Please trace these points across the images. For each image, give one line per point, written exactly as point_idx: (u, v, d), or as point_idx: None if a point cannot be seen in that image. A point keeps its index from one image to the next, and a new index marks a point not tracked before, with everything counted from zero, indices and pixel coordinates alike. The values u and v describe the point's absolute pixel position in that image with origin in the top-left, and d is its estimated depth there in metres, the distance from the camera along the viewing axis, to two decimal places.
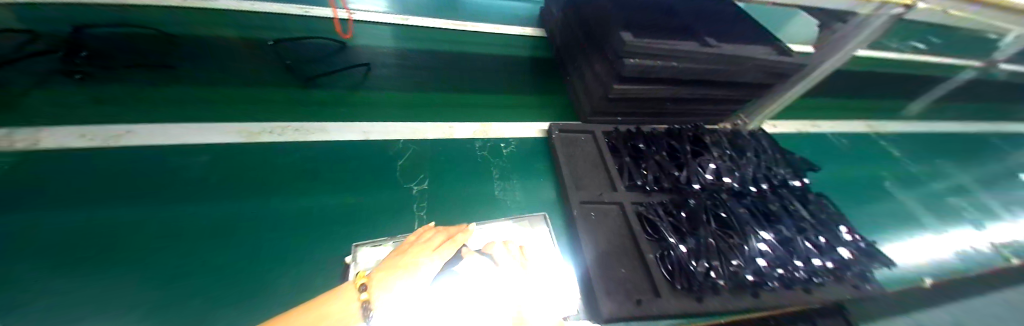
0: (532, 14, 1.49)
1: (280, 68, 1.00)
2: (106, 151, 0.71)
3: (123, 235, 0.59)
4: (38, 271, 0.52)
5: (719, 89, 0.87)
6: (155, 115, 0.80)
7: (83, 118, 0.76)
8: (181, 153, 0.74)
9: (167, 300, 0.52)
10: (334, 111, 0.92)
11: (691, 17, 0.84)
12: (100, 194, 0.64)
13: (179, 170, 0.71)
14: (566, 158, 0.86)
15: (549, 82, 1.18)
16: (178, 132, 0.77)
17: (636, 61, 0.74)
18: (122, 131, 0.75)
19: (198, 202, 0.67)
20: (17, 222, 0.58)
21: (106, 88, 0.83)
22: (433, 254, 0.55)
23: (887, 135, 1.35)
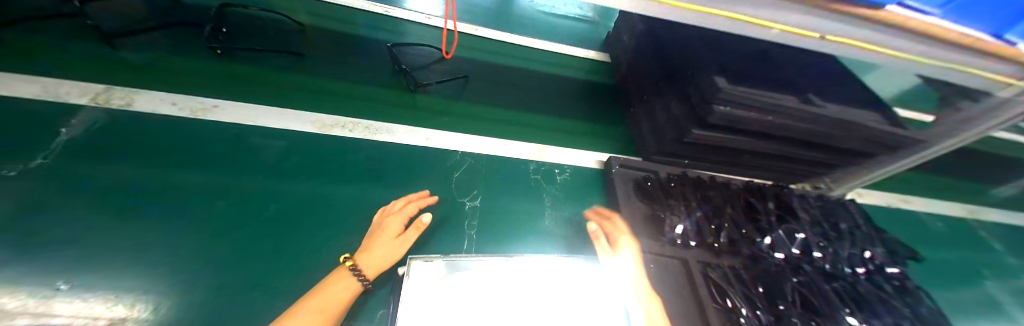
0: (596, 37, 1.46)
1: (351, 62, 1.02)
2: (193, 122, 0.76)
3: (201, 210, 0.63)
4: (127, 232, 0.57)
5: (808, 151, 0.81)
6: (237, 93, 0.84)
7: (175, 87, 0.81)
8: (260, 135, 0.78)
9: (226, 286, 0.54)
10: (395, 112, 0.92)
11: (787, 70, 0.79)
12: (185, 163, 0.69)
13: (257, 152, 0.74)
14: (629, 197, 0.81)
15: (609, 111, 1.14)
16: (259, 113, 0.81)
17: (726, 110, 0.69)
18: (210, 105, 0.79)
19: (268, 187, 0.69)
20: (113, 179, 0.63)
21: (232, 67, 0.89)
22: (396, 215, 0.63)
23: (986, 224, 1.19)
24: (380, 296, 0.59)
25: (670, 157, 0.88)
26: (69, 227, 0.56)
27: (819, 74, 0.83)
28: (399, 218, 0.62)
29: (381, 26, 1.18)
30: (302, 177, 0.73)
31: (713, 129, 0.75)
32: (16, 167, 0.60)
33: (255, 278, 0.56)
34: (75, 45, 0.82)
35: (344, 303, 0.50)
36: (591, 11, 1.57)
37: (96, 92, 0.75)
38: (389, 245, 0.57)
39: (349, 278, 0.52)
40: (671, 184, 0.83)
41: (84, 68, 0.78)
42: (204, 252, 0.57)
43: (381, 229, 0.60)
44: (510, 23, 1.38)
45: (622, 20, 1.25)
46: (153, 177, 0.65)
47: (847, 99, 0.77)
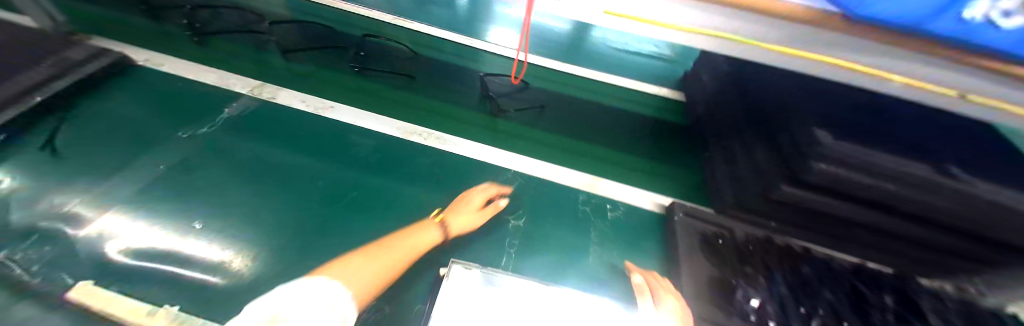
0: (673, 75, 1.39)
1: (436, 79, 1.15)
2: (311, 115, 0.94)
3: (295, 185, 0.75)
4: (243, 194, 0.71)
5: (955, 239, 0.62)
6: (348, 97, 1.02)
7: (307, 89, 1.02)
8: (354, 132, 0.92)
9: (294, 254, 0.63)
10: (462, 127, 1.01)
11: (920, 134, 0.65)
12: (295, 146, 0.85)
13: (347, 146, 0.88)
14: (692, 250, 0.72)
15: (678, 152, 1.05)
16: (358, 115, 0.97)
17: (829, 169, 0.58)
18: (330, 105, 0.98)
19: (348, 175, 0.80)
20: (246, 152, 0.81)
21: (347, 77, 1.08)
22: (478, 193, 0.78)
23: None
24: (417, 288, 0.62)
25: (750, 216, 0.76)
26: (210, 183, 0.72)
27: (967, 145, 0.66)
28: (482, 196, 0.77)
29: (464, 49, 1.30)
30: (377, 170, 0.83)
31: (811, 191, 0.63)
32: (196, 133, 0.82)
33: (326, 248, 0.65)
34: (249, 51, 1.10)
35: (425, 247, 0.66)
36: (669, 49, 1.51)
37: (254, 86, 0.99)
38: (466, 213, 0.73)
39: (433, 228, 0.69)
40: (748, 248, 0.71)
41: (253, 70, 1.04)
42: (286, 220, 0.68)
43: (466, 201, 0.76)
44: (582, 57, 1.41)
45: (704, 59, 1.18)
46: (273, 154, 0.82)
47: (1017, 180, 0.59)
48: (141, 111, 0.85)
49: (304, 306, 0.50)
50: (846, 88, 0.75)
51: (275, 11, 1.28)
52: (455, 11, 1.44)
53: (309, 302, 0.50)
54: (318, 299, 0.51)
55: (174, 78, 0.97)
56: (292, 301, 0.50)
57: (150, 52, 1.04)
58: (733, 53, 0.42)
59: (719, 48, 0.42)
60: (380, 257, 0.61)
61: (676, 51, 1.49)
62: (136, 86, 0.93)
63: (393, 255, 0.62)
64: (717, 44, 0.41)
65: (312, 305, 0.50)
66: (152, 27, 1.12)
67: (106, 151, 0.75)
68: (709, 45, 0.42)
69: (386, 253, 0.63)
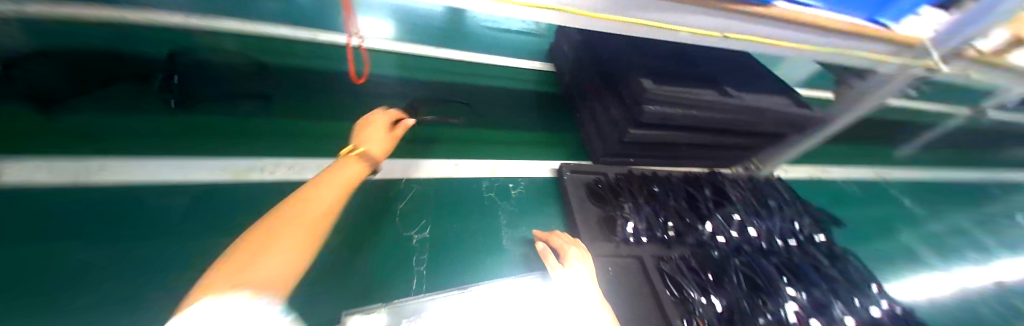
0: (540, 48, 1.49)
1: (279, 93, 0.92)
2: (64, 189, 0.60)
3: (68, 294, 0.49)
4: None
5: (734, 137, 0.87)
6: (133, 144, 0.69)
7: (34, 143, 0.63)
8: (158, 194, 0.64)
9: None
10: (333, 146, 0.85)
11: (710, 66, 0.85)
12: (50, 242, 0.54)
13: (152, 213, 0.61)
14: (579, 202, 0.82)
15: (559, 119, 1.15)
16: (159, 167, 0.68)
17: (657, 109, 0.72)
18: (90, 164, 0.64)
19: (177, 251, 0.57)
20: None
21: (121, 114, 0.73)
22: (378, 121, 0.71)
23: (890, 180, 1.39)
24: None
25: (617, 159, 0.91)
26: None
27: (743, 66, 0.89)
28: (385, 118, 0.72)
29: (311, 52, 1.08)
30: (211, 230, 0.62)
31: (649, 128, 0.78)
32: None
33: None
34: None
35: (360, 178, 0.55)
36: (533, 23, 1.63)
37: None
38: (377, 140, 0.66)
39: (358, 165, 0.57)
40: (620, 184, 0.85)
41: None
42: None
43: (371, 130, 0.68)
44: (452, 40, 1.36)
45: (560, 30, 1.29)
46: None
47: (765, 87, 0.83)
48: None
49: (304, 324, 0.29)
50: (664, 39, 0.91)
51: None
52: (288, 12, 1.21)
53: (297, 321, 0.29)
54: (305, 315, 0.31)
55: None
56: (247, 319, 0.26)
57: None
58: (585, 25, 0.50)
59: (572, 23, 0.49)
60: (283, 238, 0.38)
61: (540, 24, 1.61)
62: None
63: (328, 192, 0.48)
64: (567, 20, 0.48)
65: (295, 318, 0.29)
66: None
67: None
68: (567, 23, 0.49)
69: (287, 229, 0.39)
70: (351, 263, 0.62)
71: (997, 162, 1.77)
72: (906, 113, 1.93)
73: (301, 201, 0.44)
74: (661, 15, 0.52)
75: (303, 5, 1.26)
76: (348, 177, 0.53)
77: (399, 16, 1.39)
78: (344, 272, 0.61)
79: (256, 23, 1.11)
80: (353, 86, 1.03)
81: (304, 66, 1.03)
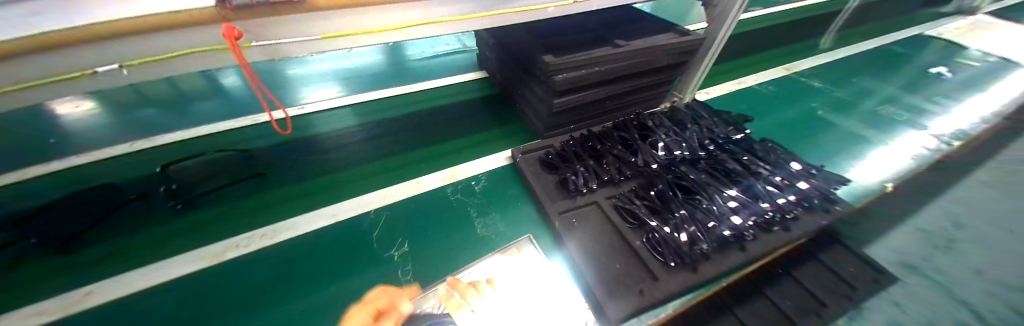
0: (471, 61, 1.62)
1: (235, 175, 0.98)
2: (68, 320, 0.66)
3: None
4: None
5: (644, 78, 0.99)
6: (118, 264, 0.75)
7: (34, 292, 0.70)
8: (150, 297, 0.70)
9: None
10: (302, 203, 0.91)
11: (601, 27, 0.99)
12: None
13: (151, 315, 0.67)
14: (534, 176, 0.91)
15: (503, 114, 1.26)
16: (147, 274, 0.74)
17: (563, 76, 0.83)
18: (82, 293, 0.70)
19: None
20: None
21: (100, 242, 0.79)
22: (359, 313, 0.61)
23: (807, 72, 1.56)
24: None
25: (557, 129, 1.02)
26: None
27: (629, 20, 1.03)
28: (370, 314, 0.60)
29: (261, 134, 1.16)
30: (212, 313, 0.68)
31: (568, 93, 0.89)
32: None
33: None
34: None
35: None
36: (459, 44, 1.77)
37: None
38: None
39: None
40: (564, 150, 0.95)
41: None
42: None
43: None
44: (390, 80, 1.46)
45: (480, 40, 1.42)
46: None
47: (651, 30, 0.97)
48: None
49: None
50: (559, 18, 1.04)
51: None
52: (229, 107, 1.31)
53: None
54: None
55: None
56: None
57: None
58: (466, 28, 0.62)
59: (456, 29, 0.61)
60: None
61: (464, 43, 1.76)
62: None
63: None
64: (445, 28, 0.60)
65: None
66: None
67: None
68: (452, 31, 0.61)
69: None
70: (356, 293, 0.72)
71: (888, 31, 2.03)
72: (802, 13, 2.18)
73: None
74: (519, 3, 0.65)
75: (240, 99, 1.37)
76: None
77: (335, 75, 1.49)
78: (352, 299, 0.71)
79: (203, 125, 1.19)
80: (308, 147, 1.10)
81: (255, 146, 1.10)
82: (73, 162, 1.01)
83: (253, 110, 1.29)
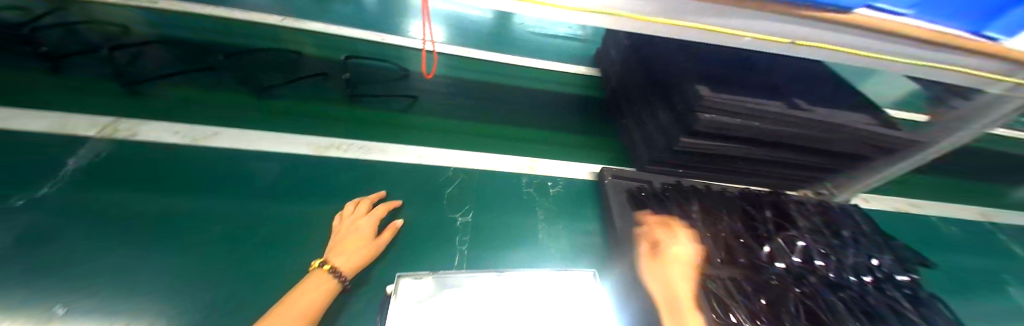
0: (587, 54, 1.50)
1: (345, 83, 1.04)
2: (190, 148, 0.76)
3: (184, 223, 0.63)
4: (113, 245, 0.57)
5: (801, 155, 0.81)
6: (239, 119, 0.85)
7: (180, 113, 0.83)
8: (253, 157, 0.78)
9: (212, 297, 0.53)
10: (388, 132, 0.94)
11: (774, 78, 0.83)
12: (179, 183, 0.69)
13: (247, 172, 0.75)
14: (619, 208, 0.80)
15: (603, 122, 1.15)
16: (255, 137, 0.82)
17: (711, 117, 0.70)
18: (212, 132, 0.81)
19: (265, 203, 0.69)
20: (107, 202, 0.63)
21: (234, 96, 0.91)
22: (358, 219, 0.66)
23: (1005, 226, 1.16)
24: (354, 311, 0.58)
25: (664, 167, 0.88)
26: (68, 249, 0.55)
27: (810, 79, 0.85)
28: (369, 221, 0.66)
29: (374, 52, 1.21)
30: (291, 194, 0.73)
31: (703, 137, 0.76)
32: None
33: (232, 298, 0.54)
34: (71, 72, 0.86)
35: (329, 292, 0.52)
36: (580, 33, 1.65)
37: (51, 112, 0.76)
38: (355, 249, 0.59)
39: (324, 277, 0.54)
40: (665, 194, 0.82)
41: (67, 95, 0.80)
42: (178, 262, 0.57)
43: (352, 230, 0.63)
44: (500, 45, 1.42)
45: (609, 37, 1.29)
46: (133, 199, 0.65)
47: (837, 103, 0.79)
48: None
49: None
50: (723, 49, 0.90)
51: (119, 34, 1.02)
52: (359, 16, 1.40)
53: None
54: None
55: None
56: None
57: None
58: (641, 29, 0.52)
59: (631, 27, 0.52)
60: None
61: (586, 33, 1.63)
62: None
63: (319, 286, 0.52)
64: (621, 23, 0.50)
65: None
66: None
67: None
68: (620, 27, 0.52)
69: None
70: (413, 240, 0.72)
71: None
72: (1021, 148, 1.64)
73: (281, 308, 0.47)
74: (725, 22, 0.52)
75: (372, 11, 1.45)
76: (313, 302, 0.49)
77: (453, 21, 1.50)
78: (406, 245, 0.71)
79: (335, 25, 1.28)
80: (406, 82, 1.12)
81: (375, 66, 1.15)
82: (235, 22, 1.18)
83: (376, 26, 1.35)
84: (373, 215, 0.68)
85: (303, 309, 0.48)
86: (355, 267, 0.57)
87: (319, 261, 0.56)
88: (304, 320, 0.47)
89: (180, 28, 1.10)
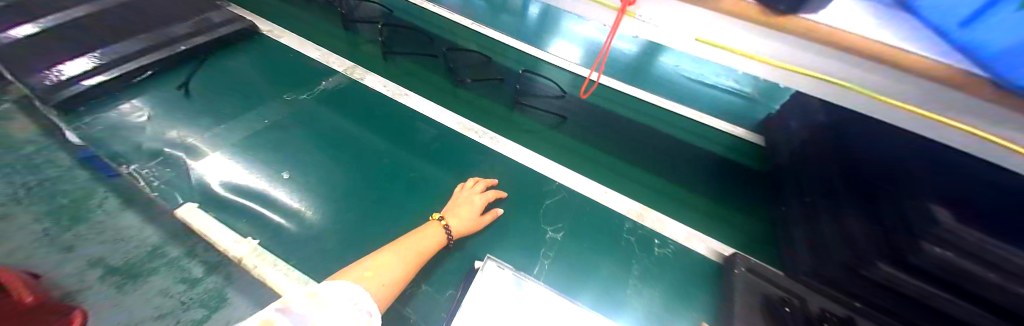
0: (755, 114, 1.21)
1: (515, 91, 1.19)
2: (399, 106, 1.15)
3: (387, 158, 0.99)
4: (351, 157, 0.98)
5: None
6: (429, 94, 1.20)
7: (400, 81, 1.24)
8: (432, 124, 1.10)
9: (378, 211, 0.85)
10: (517, 132, 1.08)
11: None
12: (387, 131, 1.07)
13: (425, 135, 1.07)
14: (746, 308, 0.66)
15: (746, 199, 0.97)
16: (435, 111, 1.14)
17: (942, 253, 0.54)
18: (406, 95, 1.19)
19: (426, 162, 0.99)
20: (355, 131, 1.05)
21: (428, 77, 1.25)
22: (473, 195, 0.80)
23: None
24: (442, 266, 0.72)
25: (831, 289, 0.68)
26: (331, 151, 0.98)
27: None
28: (480, 200, 0.80)
29: (524, 59, 1.33)
30: (440, 160, 1.00)
31: (917, 276, 0.57)
32: (307, 103, 1.12)
33: (370, 221, 0.82)
34: (362, 43, 1.38)
35: (436, 244, 0.70)
36: (753, 83, 1.33)
37: (348, 67, 1.27)
38: (465, 218, 0.75)
39: (437, 229, 0.72)
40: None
41: (359, 57, 1.32)
42: (373, 181, 0.92)
43: (466, 203, 0.78)
44: (647, 80, 1.29)
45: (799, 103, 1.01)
46: (368, 138, 1.04)
47: None
48: (278, 79, 1.18)
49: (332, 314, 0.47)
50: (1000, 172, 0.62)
51: (376, 16, 1.50)
52: (518, 22, 1.50)
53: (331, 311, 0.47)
54: (338, 305, 0.48)
55: (301, 56, 1.29)
56: (317, 294, 0.49)
57: (290, 35, 1.38)
58: (815, 92, 0.50)
59: (799, 85, 0.50)
60: (390, 262, 0.62)
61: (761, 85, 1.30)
62: (267, 57, 1.27)
63: (430, 238, 0.70)
64: (780, 76, 0.50)
65: (339, 308, 0.48)
66: (306, 17, 1.48)
67: (266, 108, 1.08)
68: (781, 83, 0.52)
69: (400, 260, 0.63)
70: (503, 235, 0.79)
71: None
72: None
73: (403, 242, 0.67)
74: (934, 104, 0.44)
75: (530, 18, 1.52)
76: (428, 246, 0.69)
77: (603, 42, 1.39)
78: (496, 235, 0.78)
79: (495, 31, 1.44)
80: (554, 97, 1.19)
81: (541, 84, 1.23)
82: (439, 17, 1.52)
83: (526, 35, 1.43)
84: (485, 196, 0.81)
85: (415, 247, 0.67)
86: (461, 232, 0.74)
87: (441, 216, 0.74)
88: (418, 256, 0.66)
89: (409, 17, 1.51)
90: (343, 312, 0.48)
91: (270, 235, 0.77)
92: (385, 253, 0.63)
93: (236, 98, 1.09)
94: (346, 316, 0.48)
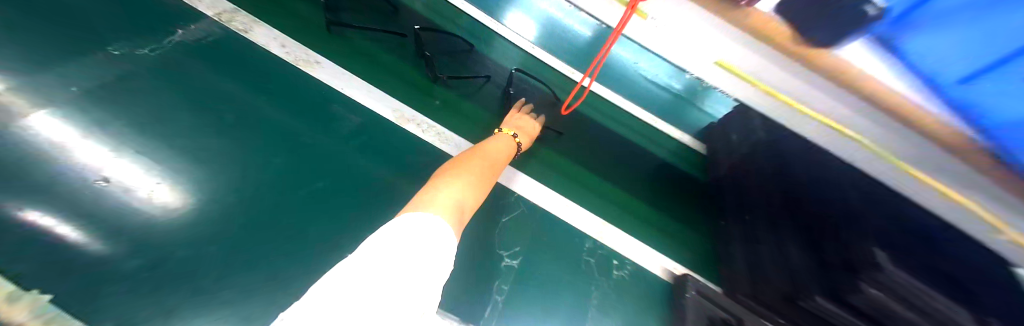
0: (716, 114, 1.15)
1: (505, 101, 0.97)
2: (311, 79, 0.88)
3: (297, 155, 0.77)
4: (242, 154, 0.73)
5: None
6: (352, 65, 0.93)
7: (310, 43, 0.93)
8: (359, 110, 0.87)
9: (289, 230, 0.68)
10: (466, 129, 0.93)
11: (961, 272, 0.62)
12: (295, 116, 0.81)
13: (349, 125, 0.84)
14: None
15: (696, 209, 0.97)
16: (361, 90, 0.90)
17: (879, 296, 0.55)
18: (317, 63, 0.91)
19: (352, 161, 0.80)
20: (244, 114, 0.78)
21: (350, 42, 0.96)
22: (521, 119, 0.86)
23: None
24: None
25: (766, 310, 0.70)
26: (202, 146, 0.71)
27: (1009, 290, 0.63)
28: (529, 124, 0.86)
29: (476, 30, 1.09)
30: (371, 161, 0.81)
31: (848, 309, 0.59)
32: (163, 61, 0.79)
33: (246, 252, 0.64)
34: None
35: (508, 156, 0.73)
36: None
37: (225, 12, 0.91)
38: (524, 132, 0.83)
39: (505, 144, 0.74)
40: None
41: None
42: (278, 190, 0.72)
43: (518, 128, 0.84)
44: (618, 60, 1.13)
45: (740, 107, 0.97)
46: (272, 121, 0.79)
47: None
48: (109, 18, 0.80)
49: (420, 268, 0.37)
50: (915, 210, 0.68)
51: None
52: None
53: (422, 262, 0.37)
54: (428, 258, 0.38)
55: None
56: (401, 246, 0.38)
57: None
58: (783, 118, 0.47)
59: (772, 109, 0.46)
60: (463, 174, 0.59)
61: None
62: None
63: (499, 153, 0.70)
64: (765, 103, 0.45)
65: (432, 257, 0.39)
66: None
67: (80, 66, 0.72)
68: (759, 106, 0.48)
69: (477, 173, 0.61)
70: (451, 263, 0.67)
71: None
72: None
73: (477, 154, 0.67)
74: (896, 152, 0.43)
75: None
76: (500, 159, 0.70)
77: (566, 20, 1.17)
78: None
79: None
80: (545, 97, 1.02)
81: (529, 87, 1.03)
82: None
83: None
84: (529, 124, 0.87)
85: (481, 166, 0.63)
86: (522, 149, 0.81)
87: (513, 133, 0.79)
88: (484, 175, 0.62)
89: None
90: (434, 265, 0.39)
91: (120, 270, 0.58)
92: (463, 165, 0.61)
93: (24, 47, 0.70)
94: (436, 270, 0.38)
